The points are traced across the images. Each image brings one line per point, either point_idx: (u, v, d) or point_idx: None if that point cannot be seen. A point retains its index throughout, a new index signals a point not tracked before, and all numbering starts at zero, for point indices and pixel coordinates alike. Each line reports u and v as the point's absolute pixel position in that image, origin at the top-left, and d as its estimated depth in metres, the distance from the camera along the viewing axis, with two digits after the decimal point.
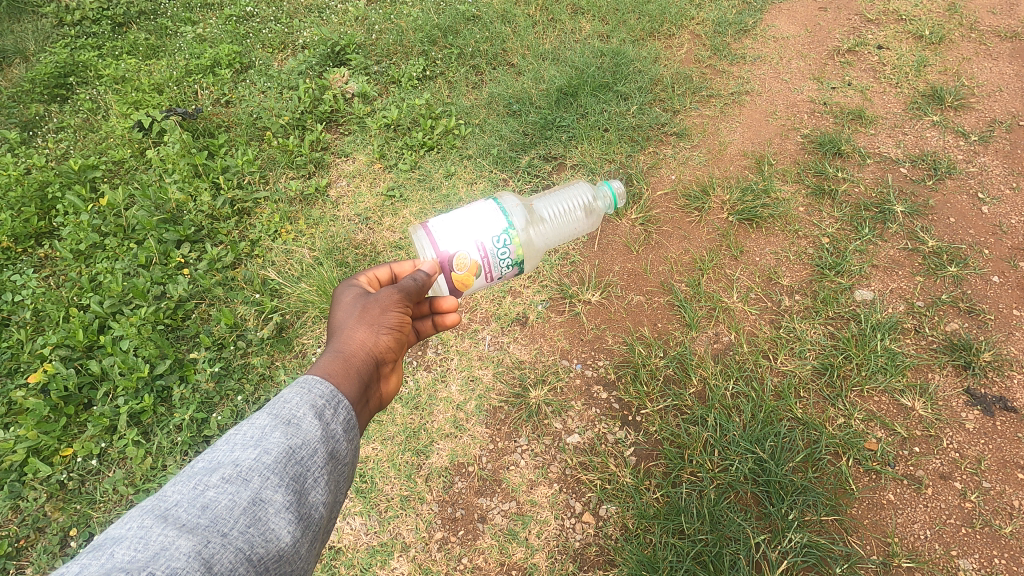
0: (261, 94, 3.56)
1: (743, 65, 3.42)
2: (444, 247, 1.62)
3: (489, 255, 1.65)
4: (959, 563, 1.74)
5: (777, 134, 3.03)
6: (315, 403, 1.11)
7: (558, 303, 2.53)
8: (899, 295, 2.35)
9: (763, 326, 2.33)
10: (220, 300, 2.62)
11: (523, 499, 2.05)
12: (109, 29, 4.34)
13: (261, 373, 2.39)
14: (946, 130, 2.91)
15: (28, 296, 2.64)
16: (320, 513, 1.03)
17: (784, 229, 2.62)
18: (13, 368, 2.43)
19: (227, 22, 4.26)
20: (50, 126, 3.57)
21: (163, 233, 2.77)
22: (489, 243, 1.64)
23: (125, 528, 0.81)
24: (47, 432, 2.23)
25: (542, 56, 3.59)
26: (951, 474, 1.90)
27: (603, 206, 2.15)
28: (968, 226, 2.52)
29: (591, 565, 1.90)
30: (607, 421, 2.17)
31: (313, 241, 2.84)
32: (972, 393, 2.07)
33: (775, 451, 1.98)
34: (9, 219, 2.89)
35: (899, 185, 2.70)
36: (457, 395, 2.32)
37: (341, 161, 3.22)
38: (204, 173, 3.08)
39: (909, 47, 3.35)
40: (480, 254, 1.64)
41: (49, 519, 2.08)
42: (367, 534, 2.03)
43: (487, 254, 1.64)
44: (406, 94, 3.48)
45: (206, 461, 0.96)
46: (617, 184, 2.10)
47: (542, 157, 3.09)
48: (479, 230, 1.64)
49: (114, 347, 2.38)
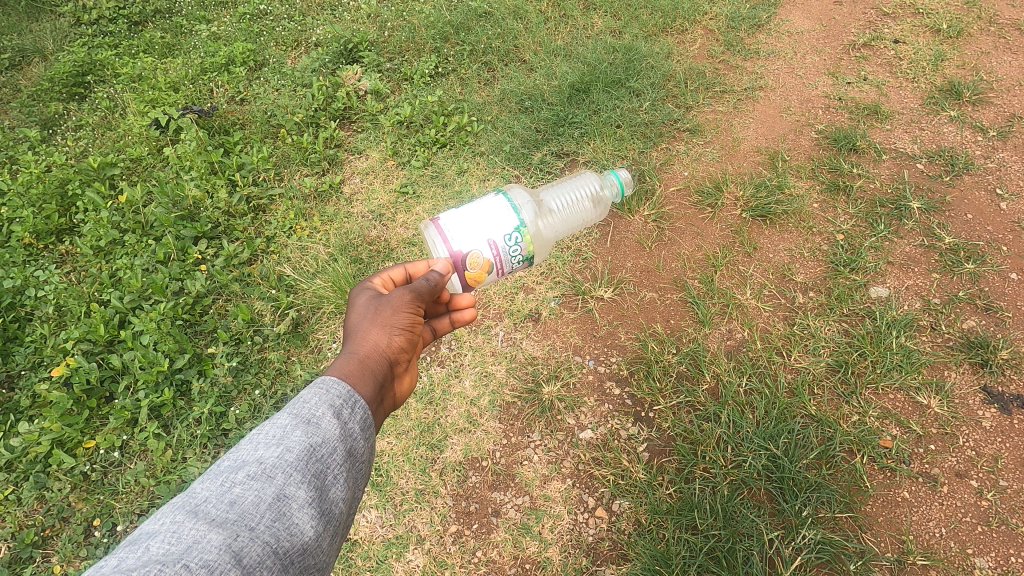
0: (275, 92, 3.60)
1: (756, 60, 3.40)
2: (455, 241, 1.63)
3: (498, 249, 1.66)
4: (975, 561, 1.74)
5: (791, 130, 3.01)
6: (334, 402, 1.13)
7: (570, 299, 2.53)
8: (915, 292, 2.33)
9: (777, 323, 2.32)
10: (237, 296, 2.65)
11: (537, 493, 2.06)
12: (125, 28, 4.39)
13: (277, 368, 2.42)
14: (963, 126, 2.88)
15: (50, 291, 2.68)
16: (340, 508, 1.05)
17: (798, 225, 2.61)
18: (37, 361, 2.47)
19: (242, 20, 4.30)
20: (70, 124, 3.62)
21: (181, 230, 2.81)
22: (499, 239, 1.65)
23: (159, 524, 0.84)
24: (71, 424, 2.26)
25: (554, 52, 3.60)
26: (967, 473, 1.89)
27: (611, 194, 2.17)
28: (985, 223, 2.49)
29: (603, 560, 1.91)
30: (620, 417, 2.18)
31: (327, 237, 2.87)
32: (989, 391, 2.06)
33: (788, 448, 1.98)
34: (31, 216, 2.94)
35: (915, 181, 2.68)
36: (470, 390, 2.33)
37: (354, 159, 3.25)
38: (220, 170, 3.12)
39: (926, 41, 3.32)
40: (489, 250, 1.65)
41: (73, 509, 2.12)
42: (383, 526, 2.06)
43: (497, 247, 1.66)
44: (418, 91, 3.49)
45: (232, 461, 0.99)
46: (624, 173, 2.11)
47: (554, 153, 3.10)
48: (488, 223, 1.65)
49: (135, 342, 2.42)
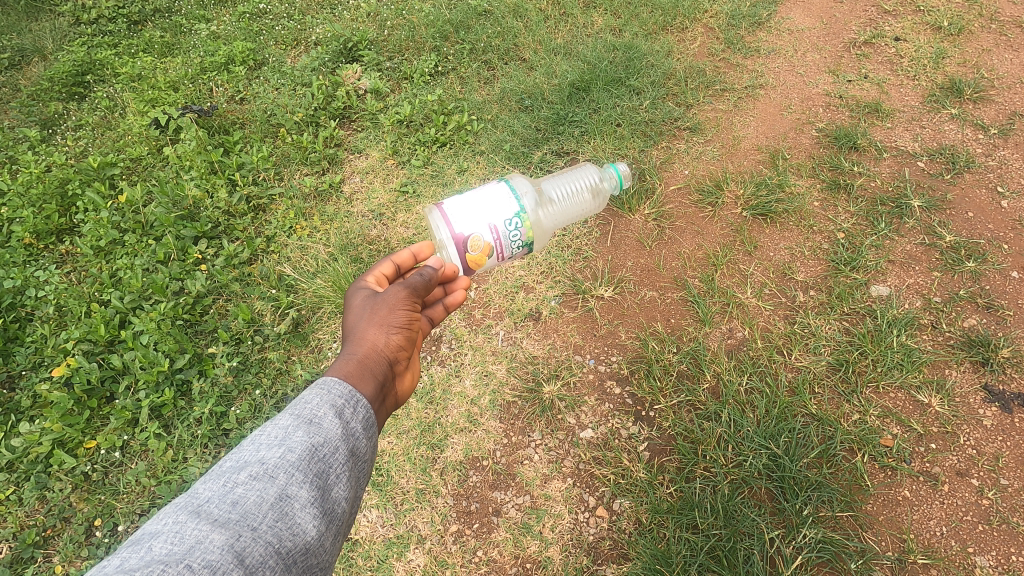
0: (275, 91, 3.60)
1: (757, 58, 3.39)
2: (456, 224, 1.63)
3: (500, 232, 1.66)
4: (976, 560, 1.73)
5: (792, 128, 3.00)
6: (335, 402, 1.13)
7: (571, 298, 2.53)
8: (916, 291, 2.33)
9: (777, 322, 2.32)
10: (238, 296, 2.65)
11: (537, 493, 2.06)
12: (124, 28, 4.39)
13: (278, 368, 2.42)
14: (964, 124, 2.87)
15: (51, 291, 2.68)
16: (342, 507, 1.05)
17: (799, 224, 2.60)
18: (37, 362, 2.47)
19: (241, 18, 4.30)
20: (69, 124, 3.62)
21: (181, 230, 2.81)
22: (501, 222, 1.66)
23: (161, 524, 0.84)
24: (72, 424, 2.26)
25: (554, 50, 3.59)
26: (968, 471, 1.89)
27: (610, 187, 2.17)
28: (986, 221, 2.48)
29: (604, 559, 1.91)
30: (621, 416, 2.18)
31: (327, 237, 2.87)
32: (990, 389, 2.05)
33: (789, 446, 1.98)
34: (31, 216, 2.94)
35: (916, 179, 2.67)
36: (471, 389, 2.33)
37: (354, 158, 3.25)
38: (220, 169, 3.12)
39: (927, 39, 3.31)
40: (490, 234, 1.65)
41: (74, 509, 2.12)
42: (384, 526, 2.06)
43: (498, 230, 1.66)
44: (418, 90, 3.49)
45: (234, 461, 0.99)
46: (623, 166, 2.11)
47: (554, 152, 3.09)
48: (489, 207, 1.66)
49: (135, 342, 2.42)
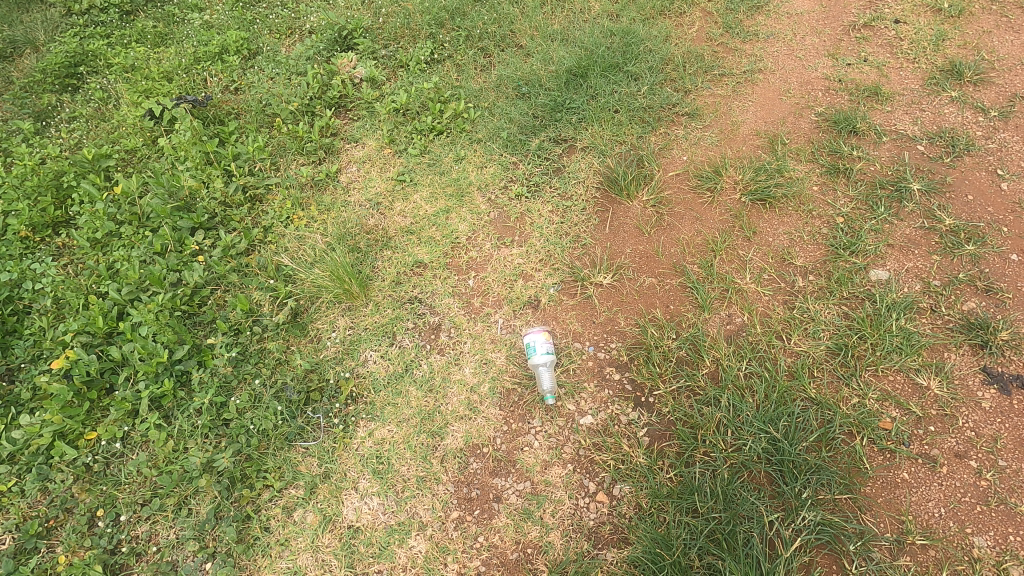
0: (270, 81, 3.58)
1: (755, 42, 3.37)
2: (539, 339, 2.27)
3: (546, 365, 2.22)
4: (974, 540, 1.73)
5: (791, 113, 2.98)
6: None
7: (570, 286, 2.53)
8: (915, 274, 2.32)
9: (776, 307, 2.32)
10: (236, 287, 2.64)
11: (537, 479, 2.06)
12: (116, 18, 4.34)
13: (277, 357, 2.42)
14: (965, 106, 2.85)
15: (48, 283, 2.65)
16: None
17: (798, 209, 2.60)
18: (37, 354, 2.46)
19: (234, 7, 4.25)
20: (62, 116, 3.56)
21: (177, 221, 2.79)
22: (552, 372, 2.25)
23: None
24: (72, 416, 2.25)
25: (551, 36, 3.56)
26: (967, 454, 1.89)
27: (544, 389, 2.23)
28: (986, 204, 2.47)
29: (605, 543, 1.90)
30: (620, 403, 2.18)
31: (325, 226, 2.86)
32: (989, 371, 2.05)
33: (788, 431, 1.99)
34: (27, 208, 2.90)
35: (916, 162, 2.66)
36: (470, 377, 2.33)
37: (351, 147, 3.24)
38: (216, 160, 3.11)
39: (927, 21, 3.29)
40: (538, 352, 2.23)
41: (76, 500, 2.12)
42: (384, 513, 2.04)
43: (550, 361, 2.22)
44: (415, 78, 3.47)
45: None
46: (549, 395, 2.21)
47: (552, 139, 3.08)
48: (549, 382, 2.22)
49: (134, 334, 2.39)
